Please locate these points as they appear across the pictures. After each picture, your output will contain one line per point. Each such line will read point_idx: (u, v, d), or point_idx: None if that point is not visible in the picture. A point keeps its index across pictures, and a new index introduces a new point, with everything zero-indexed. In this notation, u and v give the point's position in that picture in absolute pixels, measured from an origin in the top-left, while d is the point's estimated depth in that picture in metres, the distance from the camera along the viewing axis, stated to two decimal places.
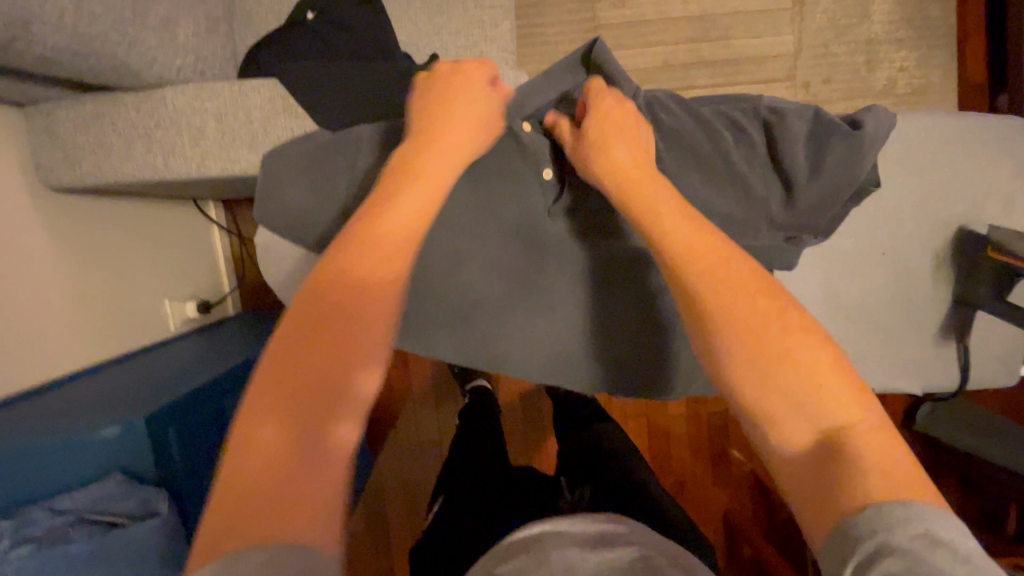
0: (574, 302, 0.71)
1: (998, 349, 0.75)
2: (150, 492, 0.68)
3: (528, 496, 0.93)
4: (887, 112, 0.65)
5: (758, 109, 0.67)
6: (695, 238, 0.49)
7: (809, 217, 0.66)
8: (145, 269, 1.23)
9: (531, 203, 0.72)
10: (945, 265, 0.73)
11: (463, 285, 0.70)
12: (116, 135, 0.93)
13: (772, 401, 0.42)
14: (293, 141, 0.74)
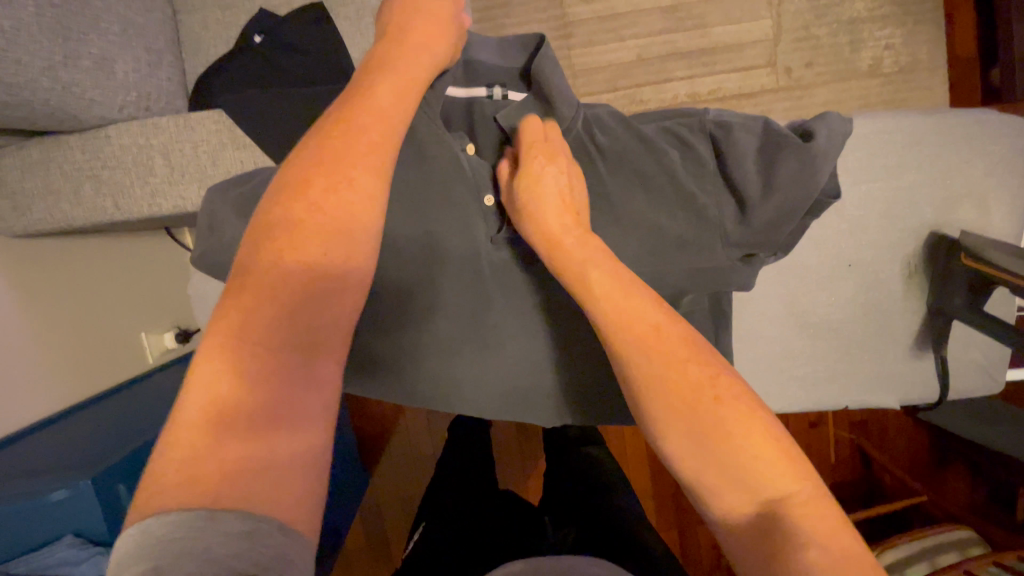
0: (525, 335, 0.69)
1: (979, 357, 0.71)
2: (99, 555, 0.67)
3: (511, 530, 0.92)
4: (841, 119, 0.61)
5: (704, 124, 0.63)
6: (626, 305, 0.50)
7: (766, 233, 0.62)
8: (120, 301, 1.18)
9: (475, 235, 0.69)
10: (917, 275, 0.69)
11: (411, 325, 0.67)
12: (64, 179, 0.91)
13: (711, 475, 0.43)
14: (231, 181, 0.71)
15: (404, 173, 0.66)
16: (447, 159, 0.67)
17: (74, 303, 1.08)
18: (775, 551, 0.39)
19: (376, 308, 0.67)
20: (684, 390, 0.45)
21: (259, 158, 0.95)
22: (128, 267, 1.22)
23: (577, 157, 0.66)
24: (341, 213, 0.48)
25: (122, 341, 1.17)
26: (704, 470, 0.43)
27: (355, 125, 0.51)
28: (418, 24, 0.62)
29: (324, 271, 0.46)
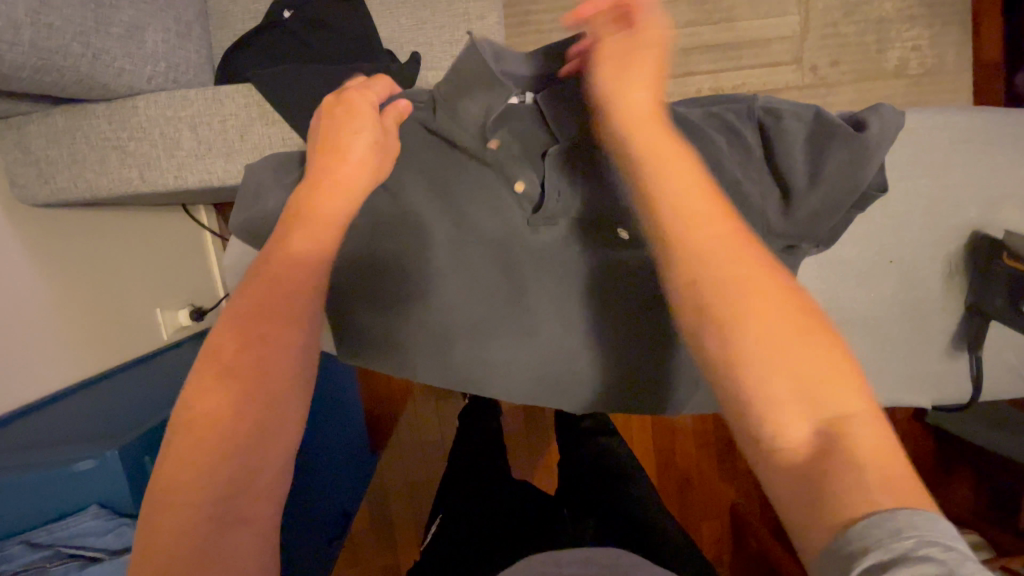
0: (557, 319, 0.68)
1: (1014, 359, 0.71)
2: (127, 524, 0.65)
3: (529, 518, 0.92)
4: (894, 112, 0.60)
5: (754, 111, 0.63)
6: (719, 236, 0.46)
7: (808, 225, 0.61)
8: (135, 276, 1.17)
9: (510, 219, 0.67)
10: (957, 274, 0.68)
11: (441, 306, 0.67)
12: (90, 149, 0.91)
13: (777, 388, 0.40)
14: (269, 157, 0.71)
15: (447, 166, 0.68)
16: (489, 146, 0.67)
17: (91, 275, 1.07)
18: (830, 464, 0.37)
19: (410, 288, 0.67)
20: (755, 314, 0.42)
21: (288, 134, 0.93)
22: (143, 242, 1.21)
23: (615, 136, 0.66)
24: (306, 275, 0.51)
25: (139, 315, 1.18)
26: (765, 386, 0.40)
27: (324, 191, 0.56)
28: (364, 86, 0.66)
29: (298, 324, 0.49)
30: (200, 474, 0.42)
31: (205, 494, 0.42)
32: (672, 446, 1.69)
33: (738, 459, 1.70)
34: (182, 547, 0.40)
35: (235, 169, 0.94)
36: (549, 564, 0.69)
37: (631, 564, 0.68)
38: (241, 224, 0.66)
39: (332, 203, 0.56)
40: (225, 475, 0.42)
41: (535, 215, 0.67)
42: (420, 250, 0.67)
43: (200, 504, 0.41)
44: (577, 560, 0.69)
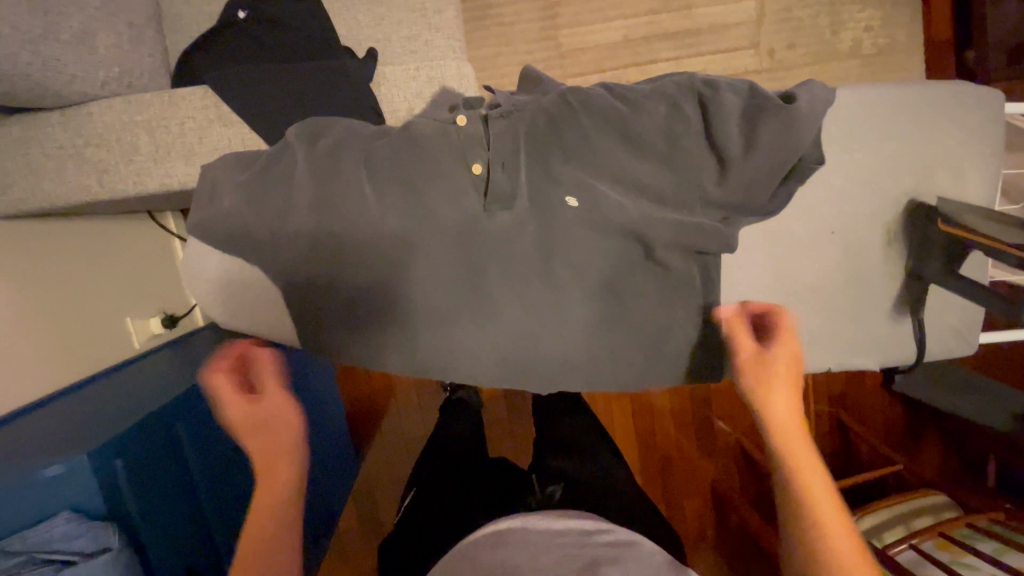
0: (518, 303, 0.68)
1: (956, 322, 0.75)
2: (100, 527, 0.66)
3: (503, 488, 0.96)
4: (823, 86, 0.64)
5: (694, 84, 0.65)
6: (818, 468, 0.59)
7: (744, 194, 0.65)
8: (103, 286, 1.17)
9: (466, 203, 0.66)
10: (897, 243, 0.71)
11: (401, 295, 0.68)
12: (45, 157, 0.91)
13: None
14: (225, 158, 0.71)
15: (398, 155, 0.66)
16: (440, 133, 0.67)
17: (56, 286, 1.06)
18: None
19: (367, 280, 0.67)
20: (826, 509, 0.56)
21: (247, 135, 0.92)
22: (110, 252, 1.21)
23: (560, 114, 0.66)
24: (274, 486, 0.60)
25: (109, 325, 1.17)
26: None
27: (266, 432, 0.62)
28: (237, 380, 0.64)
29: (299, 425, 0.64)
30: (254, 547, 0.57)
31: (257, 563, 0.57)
32: (652, 427, 1.73)
33: (717, 436, 1.74)
34: None
35: (195, 172, 0.93)
36: (506, 531, 0.72)
37: (602, 532, 0.70)
38: (202, 220, 0.68)
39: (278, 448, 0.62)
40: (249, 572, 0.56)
41: (487, 199, 0.66)
42: (378, 241, 0.66)
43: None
44: (544, 534, 0.70)
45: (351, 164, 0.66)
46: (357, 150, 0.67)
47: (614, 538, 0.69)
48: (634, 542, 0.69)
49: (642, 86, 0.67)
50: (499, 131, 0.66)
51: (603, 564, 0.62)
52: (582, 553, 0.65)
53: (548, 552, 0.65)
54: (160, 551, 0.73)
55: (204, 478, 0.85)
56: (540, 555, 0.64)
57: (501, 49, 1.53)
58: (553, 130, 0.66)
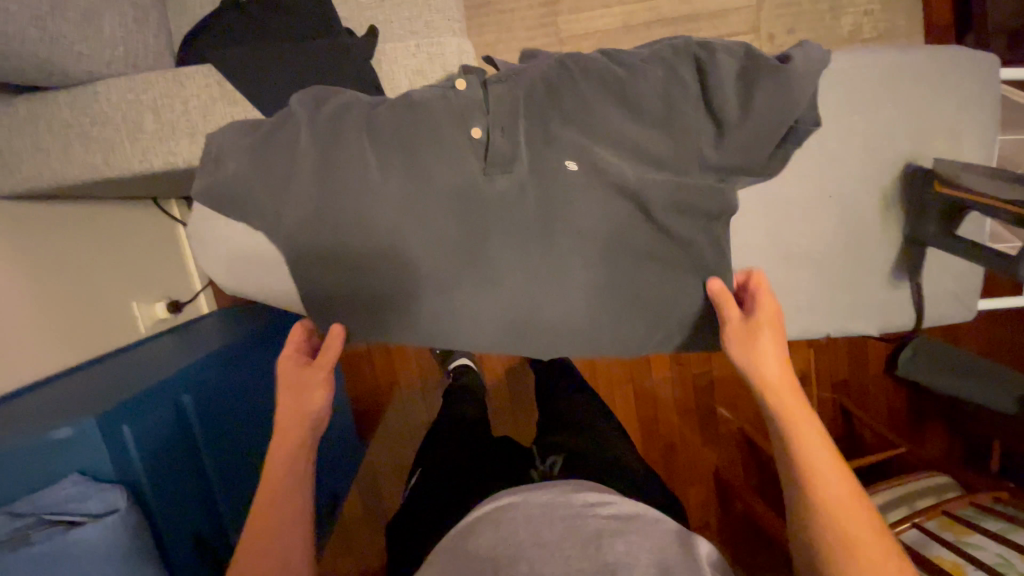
0: (520, 268, 0.69)
1: (952, 286, 0.76)
2: (108, 489, 0.67)
3: (509, 466, 0.96)
4: (816, 48, 0.65)
5: (689, 47, 0.66)
6: (814, 439, 0.63)
7: (744, 155, 0.66)
8: (109, 269, 1.18)
9: (466, 166, 0.67)
10: (894, 206, 0.72)
11: (406, 262, 0.68)
12: (52, 136, 0.92)
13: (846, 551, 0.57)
14: (225, 127, 0.71)
15: (397, 122, 0.67)
16: (439, 99, 0.68)
17: (63, 268, 1.07)
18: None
19: (370, 246, 0.68)
20: (822, 478, 0.61)
21: (251, 112, 0.94)
22: (115, 237, 1.22)
23: (559, 78, 0.66)
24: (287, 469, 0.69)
25: (115, 307, 1.19)
26: (835, 542, 0.58)
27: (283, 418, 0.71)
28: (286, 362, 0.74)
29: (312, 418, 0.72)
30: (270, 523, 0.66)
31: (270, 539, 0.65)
32: (655, 415, 1.73)
33: (720, 423, 1.74)
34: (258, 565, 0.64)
35: (199, 150, 0.94)
36: (505, 504, 0.73)
37: (603, 504, 0.70)
38: (204, 188, 0.68)
39: (290, 438, 0.70)
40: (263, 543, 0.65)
41: (487, 161, 0.66)
42: (379, 205, 0.66)
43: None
44: (545, 505, 0.70)
45: (352, 130, 0.67)
46: (356, 117, 0.68)
47: (614, 511, 0.69)
48: (635, 513, 0.69)
49: (639, 50, 0.68)
50: (499, 97, 0.67)
51: (604, 541, 0.62)
52: (583, 528, 0.65)
53: (551, 527, 0.65)
54: (167, 518, 0.74)
55: (213, 451, 0.85)
56: (543, 531, 0.64)
57: (501, 36, 1.54)
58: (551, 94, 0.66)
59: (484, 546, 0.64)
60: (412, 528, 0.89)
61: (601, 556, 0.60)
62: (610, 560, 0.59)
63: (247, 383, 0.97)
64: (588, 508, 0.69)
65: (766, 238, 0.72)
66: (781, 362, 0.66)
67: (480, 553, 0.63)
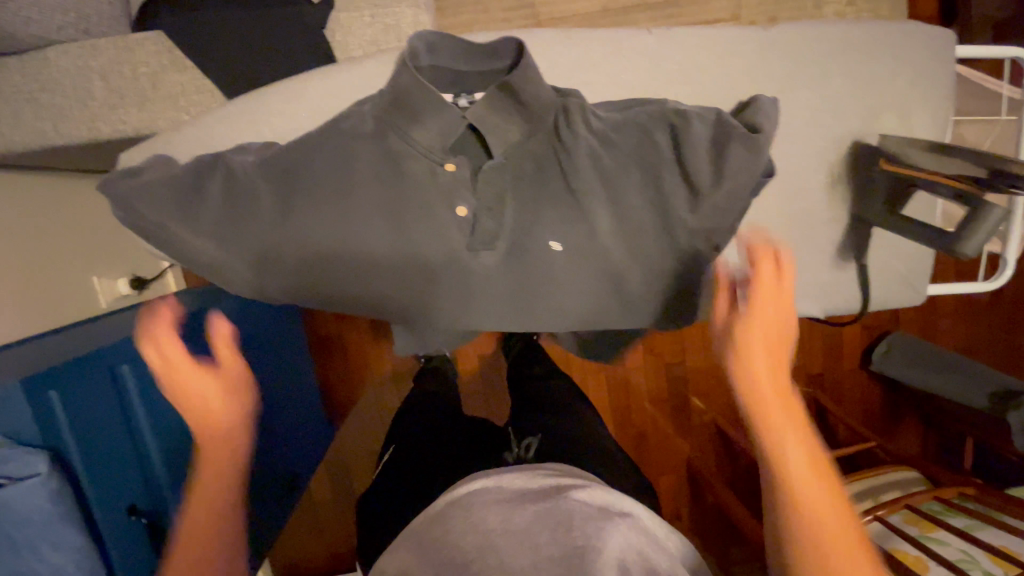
0: (465, 260, 0.70)
1: (901, 268, 0.75)
2: (27, 453, 0.65)
3: (479, 450, 0.87)
4: (772, 103, 0.67)
5: (666, 112, 0.68)
6: (804, 450, 0.53)
7: (715, 219, 0.68)
8: (68, 241, 1.16)
9: (449, 238, 0.69)
10: (841, 184, 0.72)
11: (351, 247, 0.69)
12: (2, 101, 0.91)
13: None
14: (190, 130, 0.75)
15: (382, 187, 0.69)
16: (393, 103, 0.68)
17: (24, 238, 1.05)
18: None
19: (313, 227, 0.68)
20: (807, 484, 0.51)
21: (201, 81, 0.93)
22: (73, 209, 1.20)
23: (538, 130, 0.69)
24: (215, 470, 0.57)
25: (75, 280, 1.16)
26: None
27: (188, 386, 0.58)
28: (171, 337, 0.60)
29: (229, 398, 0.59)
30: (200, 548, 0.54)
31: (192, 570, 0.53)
32: (627, 404, 1.71)
33: (693, 414, 1.73)
34: None
35: (150, 119, 0.93)
36: (474, 493, 0.58)
37: (578, 488, 0.56)
38: (150, 182, 0.68)
39: (207, 423, 0.58)
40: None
41: (473, 239, 0.69)
42: (319, 183, 0.68)
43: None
44: (511, 494, 0.56)
45: (335, 192, 0.68)
46: (331, 158, 0.69)
47: (591, 495, 0.55)
48: (618, 502, 0.55)
49: (609, 112, 0.69)
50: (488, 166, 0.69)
51: (579, 524, 0.49)
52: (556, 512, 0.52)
53: (522, 513, 0.52)
54: (102, 486, 0.74)
55: (159, 428, 0.85)
56: (513, 516, 0.51)
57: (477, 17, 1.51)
58: (537, 167, 0.71)
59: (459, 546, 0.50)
60: (372, 517, 0.86)
61: (573, 539, 0.47)
62: (588, 545, 0.46)
63: None
64: (560, 491, 0.56)
65: None
66: (769, 340, 0.58)
67: (441, 544, 0.51)
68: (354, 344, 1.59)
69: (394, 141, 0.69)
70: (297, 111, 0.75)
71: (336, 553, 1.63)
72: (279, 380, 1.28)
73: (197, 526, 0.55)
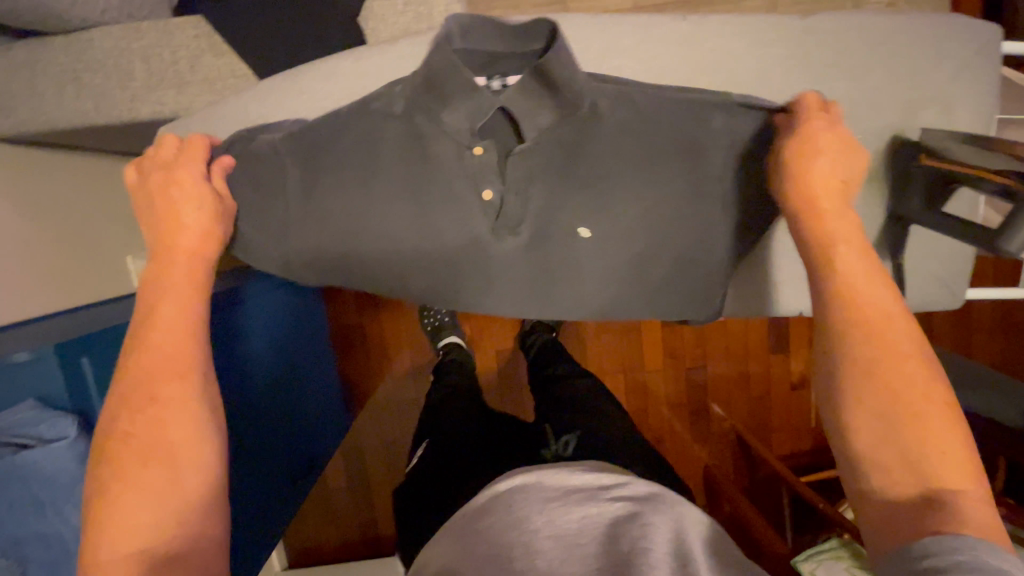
0: (488, 243, 0.70)
1: (937, 268, 0.74)
2: (58, 417, 0.68)
3: (515, 444, 0.87)
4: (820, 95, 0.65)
5: (706, 105, 0.67)
6: (872, 288, 0.54)
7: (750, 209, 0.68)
8: (105, 221, 1.19)
9: (473, 223, 0.70)
10: (878, 180, 0.71)
11: (375, 228, 0.70)
12: (47, 80, 0.94)
13: (897, 432, 0.49)
14: (227, 113, 0.78)
15: (407, 170, 0.70)
16: (423, 91, 0.67)
17: (57, 212, 1.07)
18: (932, 520, 0.45)
19: (341, 207, 0.69)
20: (877, 328, 0.52)
21: (236, 65, 0.95)
22: (110, 190, 1.23)
23: (571, 116, 0.68)
24: (182, 312, 0.58)
25: (111, 259, 1.18)
26: (879, 416, 0.50)
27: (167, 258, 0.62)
28: (188, 220, 0.63)
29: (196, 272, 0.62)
30: (162, 415, 0.53)
31: (149, 427, 0.52)
32: (644, 406, 1.68)
33: (712, 421, 1.69)
34: (137, 469, 0.50)
35: (187, 101, 0.96)
36: (516, 489, 0.56)
37: (620, 485, 0.56)
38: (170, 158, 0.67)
39: (179, 280, 0.61)
40: (154, 435, 0.52)
41: (496, 223, 0.69)
42: (346, 165, 0.69)
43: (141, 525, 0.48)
44: (552, 487, 0.55)
45: (361, 174, 0.69)
46: (358, 140, 0.69)
47: (634, 493, 0.54)
48: (660, 496, 0.55)
49: (642, 96, 0.69)
50: (517, 150, 0.69)
51: (625, 531, 0.49)
52: (601, 516, 0.51)
53: (568, 515, 0.51)
54: None
55: None
56: (559, 517, 0.51)
57: None
58: (566, 154, 0.70)
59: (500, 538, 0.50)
60: (404, 505, 0.87)
61: (620, 548, 0.47)
62: (638, 554, 0.46)
63: (232, 352, 1.02)
64: (598, 490, 0.55)
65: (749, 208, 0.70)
66: (833, 190, 0.60)
67: (492, 553, 0.49)
68: (377, 335, 1.60)
69: (423, 125, 0.69)
70: (329, 93, 0.76)
71: (348, 543, 1.65)
72: (312, 371, 1.36)
73: (158, 364, 0.55)
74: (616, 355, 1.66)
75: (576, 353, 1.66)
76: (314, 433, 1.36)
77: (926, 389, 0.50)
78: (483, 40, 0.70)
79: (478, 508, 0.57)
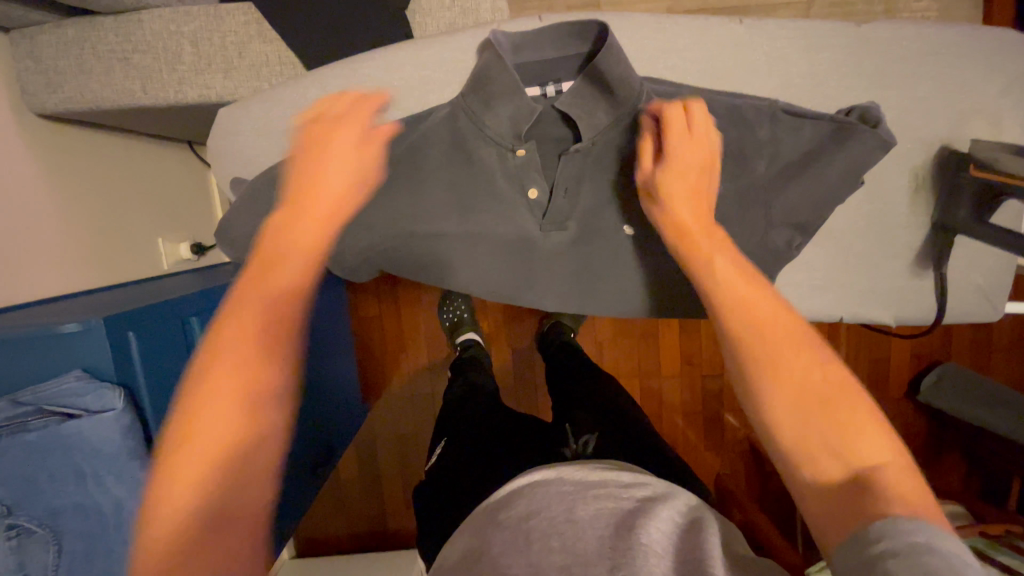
0: (535, 235, 0.73)
1: (978, 280, 0.75)
2: (105, 388, 0.68)
3: (533, 440, 0.86)
4: (876, 107, 0.68)
5: (771, 109, 0.68)
6: (750, 295, 0.54)
7: (803, 213, 0.69)
8: (140, 204, 1.20)
9: (521, 220, 0.73)
10: (924, 189, 0.72)
11: (424, 219, 0.71)
12: (96, 59, 0.94)
13: (810, 432, 0.47)
14: (280, 99, 0.79)
15: (449, 172, 0.71)
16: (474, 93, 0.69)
17: (95, 192, 1.08)
18: (867, 509, 0.42)
19: (392, 197, 0.70)
20: (763, 329, 0.52)
21: (284, 52, 0.96)
22: (149, 174, 1.25)
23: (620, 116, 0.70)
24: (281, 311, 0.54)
25: (144, 240, 1.20)
26: (789, 419, 0.48)
27: (293, 233, 0.59)
28: (325, 199, 0.61)
29: (305, 262, 0.58)
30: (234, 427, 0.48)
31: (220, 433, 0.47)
32: (659, 412, 1.68)
33: (726, 430, 1.69)
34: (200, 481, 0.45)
35: (234, 86, 0.97)
36: (534, 482, 0.57)
37: (637, 484, 0.56)
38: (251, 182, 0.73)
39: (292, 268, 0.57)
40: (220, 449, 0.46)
41: (545, 220, 0.72)
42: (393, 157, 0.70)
43: (189, 529, 0.44)
44: (573, 484, 0.55)
45: (408, 174, 0.71)
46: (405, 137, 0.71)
47: (652, 493, 0.55)
48: (675, 496, 0.55)
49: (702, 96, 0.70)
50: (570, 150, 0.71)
51: (642, 521, 0.49)
52: (616, 509, 0.51)
53: (585, 505, 0.51)
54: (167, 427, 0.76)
55: None
56: (576, 505, 0.51)
57: None
58: (622, 153, 0.72)
59: (519, 527, 0.50)
60: (428, 496, 0.88)
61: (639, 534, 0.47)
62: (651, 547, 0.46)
63: None
64: (615, 488, 0.55)
65: (805, 214, 0.69)
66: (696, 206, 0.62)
67: (513, 536, 0.49)
68: (399, 329, 1.61)
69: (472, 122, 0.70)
70: (384, 83, 0.78)
71: (358, 534, 1.65)
72: (327, 360, 1.37)
73: (248, 366, 0.50)
74: (632, 356, 1.66)
75: (593, 355, 1.66)
76: (333, 422, 1.37)
77: (828, 373, 0.49)
78: (536, 49, 0.71)
79: (502, 500, 0.58)
